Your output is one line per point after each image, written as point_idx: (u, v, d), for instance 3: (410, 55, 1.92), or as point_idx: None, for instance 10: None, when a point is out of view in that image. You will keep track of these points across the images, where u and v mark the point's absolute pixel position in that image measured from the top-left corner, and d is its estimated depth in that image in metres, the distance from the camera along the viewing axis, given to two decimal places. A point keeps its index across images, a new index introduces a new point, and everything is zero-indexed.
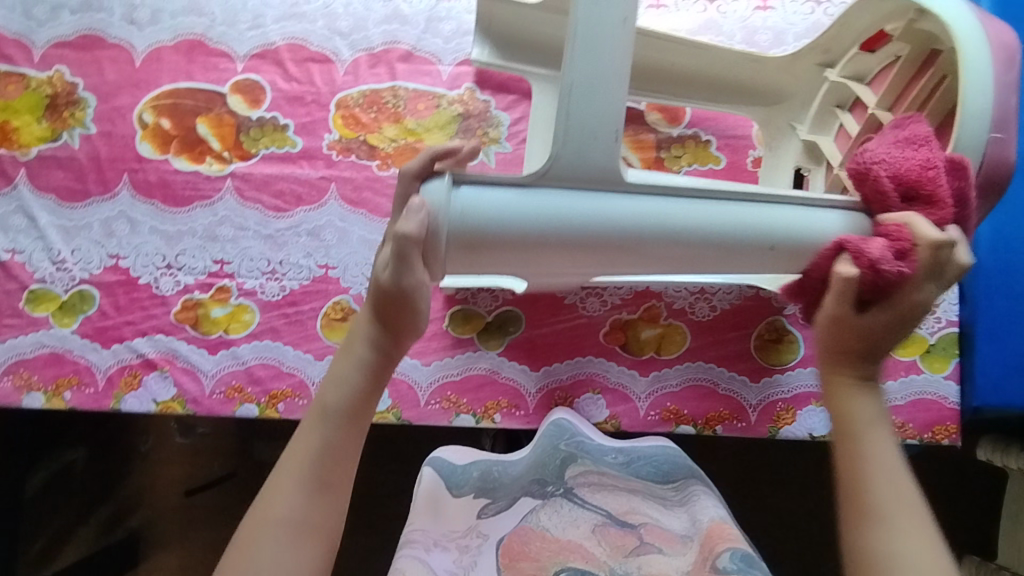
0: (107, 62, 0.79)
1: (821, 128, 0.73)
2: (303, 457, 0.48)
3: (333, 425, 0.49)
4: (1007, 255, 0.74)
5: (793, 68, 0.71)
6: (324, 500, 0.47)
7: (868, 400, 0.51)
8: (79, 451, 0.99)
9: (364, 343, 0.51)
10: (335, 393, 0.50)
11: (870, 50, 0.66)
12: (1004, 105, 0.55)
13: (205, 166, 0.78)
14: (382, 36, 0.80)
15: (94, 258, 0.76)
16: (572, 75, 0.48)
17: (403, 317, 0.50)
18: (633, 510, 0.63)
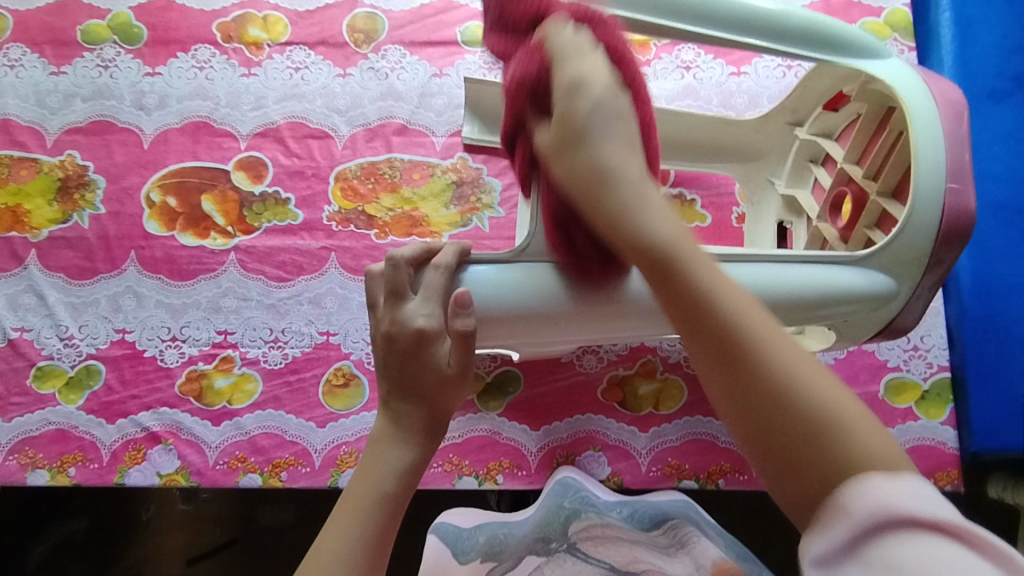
0: (117, 145, 0.83)
1: (797, 182, 0.75)
2: (340, 547, 0.45)
3: (382, 511, 0.46)
4: (990, 300, 0.75)
5: (767, 128, 0.75)
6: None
7: (700, 266, 0.40)
8: (80, 521, 0.98)
9: (401, 423, 0.49)
10: (384, 478, 0.47)
11: (833, 110, 0.70)
12: (957, 157, 0.57)
13: (209, 241, 0.80)
14: (378, 111, 0.84)
15: (101, 333, 0.78)
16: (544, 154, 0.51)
17: (442, 392, 0.50)
18: (636, 562, 0.67)
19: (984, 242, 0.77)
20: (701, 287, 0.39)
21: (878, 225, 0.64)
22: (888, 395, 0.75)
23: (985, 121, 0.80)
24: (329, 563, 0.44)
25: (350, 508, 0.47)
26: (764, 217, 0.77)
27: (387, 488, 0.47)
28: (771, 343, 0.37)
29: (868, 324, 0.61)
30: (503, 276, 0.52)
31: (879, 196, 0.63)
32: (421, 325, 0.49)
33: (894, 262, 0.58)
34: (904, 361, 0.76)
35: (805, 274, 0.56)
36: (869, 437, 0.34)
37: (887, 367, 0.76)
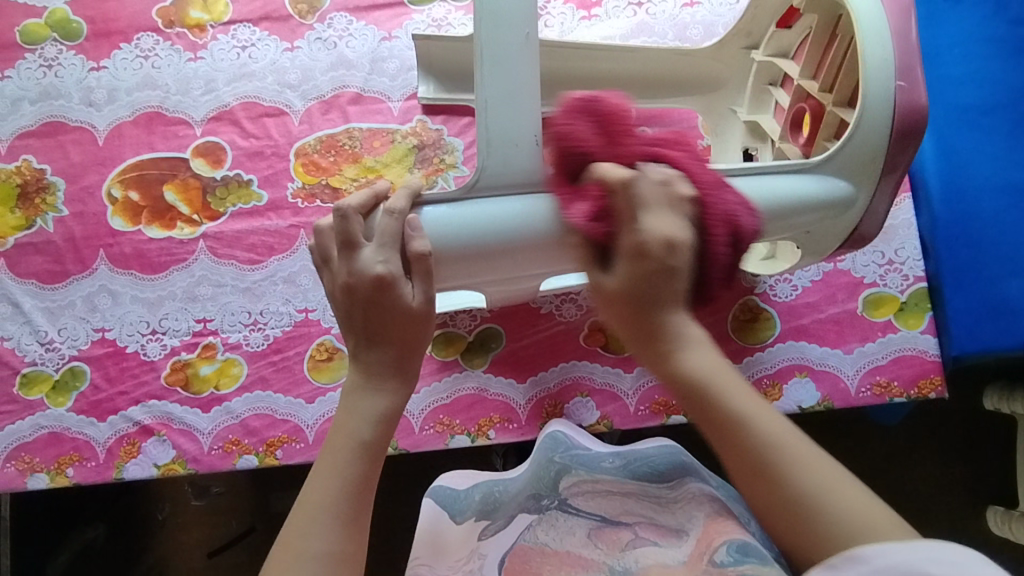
0: (72, 145, 0.82)
1: (758, 108, 0.74)
2: (325, 496, 0.47)
3: (362, 459, 0.49)
4: (960, 205, 0.75)
5: (722, 55, 0.74)
6: (356, 529, 0.47)
7: (695, 351, 0.50)
8: (99, 527, 1.00)
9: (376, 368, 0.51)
10: (360, 425, 0.50)
11: (787, 27, 0.68)
12: (905, 46, 0.56)
13: (177, 231, 0.80)
14: (330, 82, 0.83)
15: (81, 334, 0.78)
16: (484, 90, 0.50)
17: (406, 331, 0.51)
18: (628, 512, 0.62)
19: (951, 147, 0.76)
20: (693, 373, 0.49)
21: (836, 137, 0.64)
22: (866, 311, 0.76)
23: (943, 26, 0.79)
24: (315, 515, 0.47)
25: (330, 460, 0.49)
26: (728, 147, 0.77)
27: (361, 437, 0.50)
28: (748, 400, 0.48)
29: (832, 234, 0.62)
30: (455, 216, 0.52)
31: (834, 106, 0.62)
32: (379, 272, 0.49)
33: (848, 166, 0.57)
34: (880, 276, 0.76)
35: (766, 186, 0.56)
36: (845, 505, 0.44)
37: (864, 283, 0.76)
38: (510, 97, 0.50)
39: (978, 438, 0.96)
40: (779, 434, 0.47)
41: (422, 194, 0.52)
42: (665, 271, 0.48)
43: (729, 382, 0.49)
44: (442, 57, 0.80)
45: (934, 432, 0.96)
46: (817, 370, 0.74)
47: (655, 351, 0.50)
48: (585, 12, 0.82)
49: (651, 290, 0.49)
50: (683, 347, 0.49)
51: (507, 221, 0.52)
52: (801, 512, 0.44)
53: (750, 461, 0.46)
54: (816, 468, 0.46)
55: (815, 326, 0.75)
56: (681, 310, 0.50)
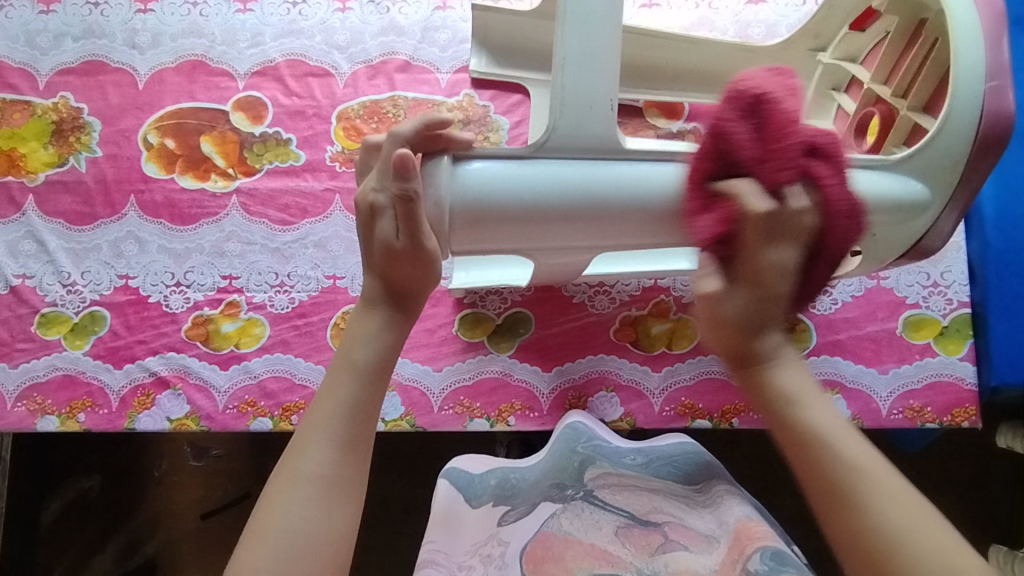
0: (111, 86, 0.81)
1: (820, 114, 0.72)
2: (331, 414, 0.46)
3: (359, 380, 0.48)
4: (1014, 233, 0.73)
5: (788, 55, 0.72)
6: (355, 451, 0.46)
7: (789, 368, 0.48)
8: (94, 479, 1.00)
9: (382, 303, 0.51)
10: (359, 346, 0.49)
11: (861, 29, 0.68)
12: (996, 54, 0.55)
13: (211, 184, 0.78)
14: (379, 47, 0.81)
15: (104, 279, 0.77)
16: (564, 48, 0.50)
17: (399, 266, 0.50)
18: (656, 511, 0.61)
19: (1005, 172, 0.75)
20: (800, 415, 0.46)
21: (906, 142, 0.63)
22: (906, 331, 0.74)
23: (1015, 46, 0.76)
24: (318, 433, 0.46)
25: (334, 380, 0.48)
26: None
27: (357, 359, 0.48)
28: (834, 427, 0.46)
29: (899, 239, 0.61)
30: (513, 174, 0.51)
31: (910, 111, 0.61)
32: (371, 200, 0.49)
33: (929, 168, 0.57)
34: (923, 298, 0.75)
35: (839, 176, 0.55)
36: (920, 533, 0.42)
37: (905, 304, 0.75)
38: (590, 57, 0.50)
39: (994, 476, 0.94)
40: (864, 460, 0.44)
41: (455, 154, 0.51)
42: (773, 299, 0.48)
43: (813, 407, 0.47)
44: (500, 31, 0.78)
45: (949, 465, 0.94)
46: (850, 388, 0.72)
47: (754, 372, 0.48)
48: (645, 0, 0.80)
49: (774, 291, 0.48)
50: (778, 364, 0.48)
51: (567, 184, 0.52)
52: (874, 556, 0.42)
53: (828, 479, 0.44)
54: (896, 496, 0.43)
55: (852, 342, 0.74)
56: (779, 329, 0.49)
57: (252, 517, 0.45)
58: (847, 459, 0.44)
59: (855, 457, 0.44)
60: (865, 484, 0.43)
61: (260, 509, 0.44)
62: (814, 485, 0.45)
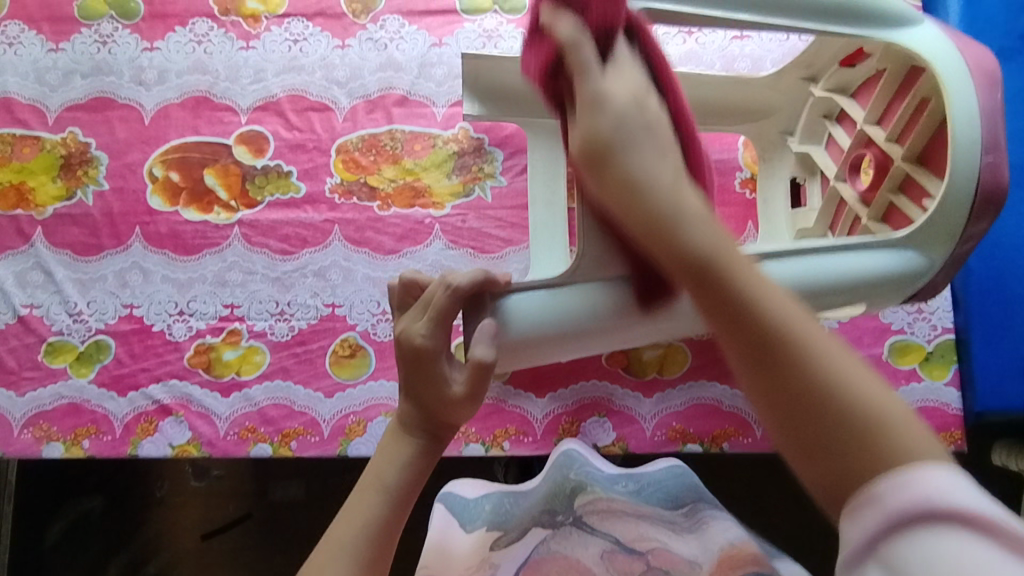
0: (118, 121, 0.83)
1: (811, 138, 0.76)
2: (352, 535, 0.46)
3: (385, 502, 0.47)
4: (996, 261, 0.75)
5: (779, 85, 0.75)
6: (373, 572, 0.46)
7: (693, 224, 0.40)
8: (97, 499, 1.01)
9: (412, 433, 0.50)
10: (388, 469, 0.48)
11: (851, 65, 0.69)
12: (992, 129, 0.58)
13: (213, 216, 0.81)
14: (377, 82, 0.84)
15: (109, 309, 0.79)
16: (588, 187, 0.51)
17: (447, 407, 0.50)
18: (643, 538, 0.61)
19: None
20: (699, 239, 0.40)
21: (900, 189, 0.66)
22: (891, 357, 0.75)
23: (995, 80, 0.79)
24: (338, 549, 0.45)
25: (359, 496, 0.48)
26: (773, 172, 0.79)
27: (389, 482, 0.48)
28: (799, 325, 0.36)
29: (897, 298, 0.63)
30: (554, 302, 0.54)
31: (905, 162, 0.63)
32: (421, 345, 0.49)
33: (926, 241, 0.60)
34: (908, 324, 0.76)
35: (845, 266, 0.59)
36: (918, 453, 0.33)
37: (891, 330, 0.76)
38: None
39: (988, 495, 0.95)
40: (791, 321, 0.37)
41: (495, 292, 0.53)
42: (632, 114, 0.45)
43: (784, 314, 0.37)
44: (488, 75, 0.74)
45: None
46: None
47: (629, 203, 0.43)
48: None
49: (612, 129, 0.45)
50: (677, 221, 0.41)
51: (609, 303, 0.54)
52: (846, 438, 0.34)
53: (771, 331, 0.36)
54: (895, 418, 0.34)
55: None
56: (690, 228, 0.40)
57: None
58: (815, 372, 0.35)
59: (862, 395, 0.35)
60: (808, 356, 0.36)
61: None
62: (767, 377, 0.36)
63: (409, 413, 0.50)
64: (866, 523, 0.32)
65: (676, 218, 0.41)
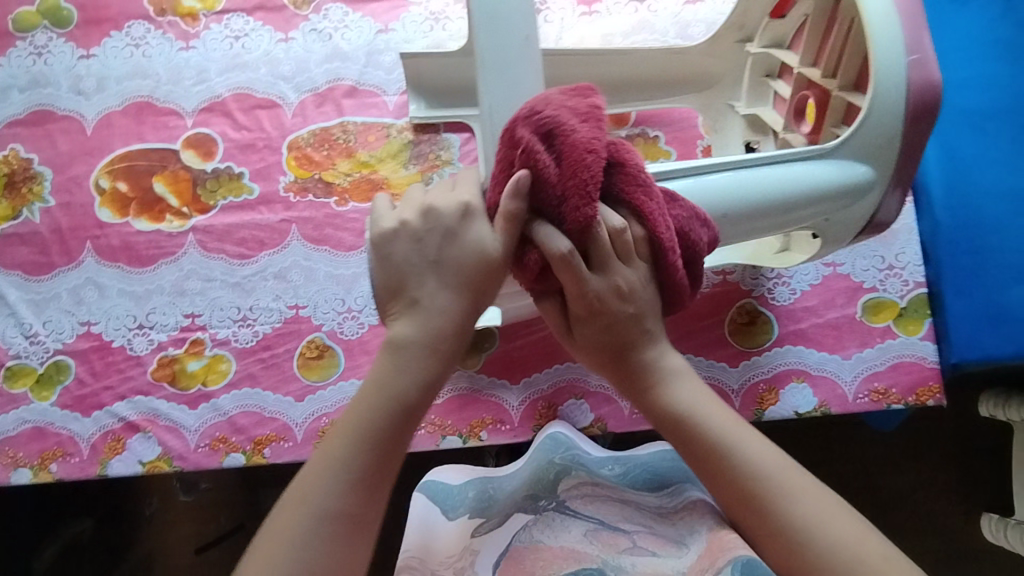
0: (59, 134, 0.81)
1: (758, 100, 0.74)
2: (359, 443, 0.48)
3: (369, 447, 0.48)
4: (961, 209, 0.74)
5: (717, 50, 0.75)
6: (373, 483, 0.48)
7: (680, 382, 0.53)
8: (86, 522, 0.97)
9: (421, 337, 0.50)
10: (404, 377, 0.49)
11: (781, 16, 0.68)
12: (914, 32, 0.56)
13: (166, 224, 0.78)
14: (325, 74, 0.82)
15: (66, 327, 0.77)
16: (488, 99, 0.55)
17: (481, 282, 0.50)
18: (626, 518, 0.61)
19: (952, 150, 0.75)
20: (687, 404, 0.52)
21: (844, 121, 0.63)
22: (865, 316, 0.74)
23: (947, 27, 0.78)
24: (334, 461, 0.48)
25: (363, 409, 0.49)
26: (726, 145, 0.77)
27: (399, 392, 0.49)
28: (735, 432, 0.51)
29: (849, 220, 0.62)
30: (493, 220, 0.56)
31: (840, 91, 0.61)
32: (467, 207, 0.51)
33: (865, 147, 0.58)
34: (880, 281, 0.75)
35: (783, 172, 0.58)
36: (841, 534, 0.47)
37: (863, 289, 0.75)
38: (513, 102, 0.55)
39: (978, 446, 0.95)
40: (772, 462, 0.50)
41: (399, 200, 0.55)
42: (623, 320, 0.51)
43: (710, 418, 0.52)
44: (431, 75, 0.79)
45: (931, 439, 0.96)
46: (815, 376, 0.73)
47: (639, 393, 0.53)
48: (586, 8, 0.81)
49: (621, 339, 0.52)
50: (668, 380, 0.53)
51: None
52: (781, 534, 0.48)
53: (740, 484, 0.50)
54: (833, 515, 0.48)
55: (814, 330, 0.74)
56: (658, 345, 0.53)
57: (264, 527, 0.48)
58: (790, 512, 0.48)
59: (839, 535, 0.47)
60: (771, 487, 0.49)
61: (279, 513, 0.48)
62: (725, 496, 0.50)
63: (405, 331, 0.50)
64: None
65: (667, 379, 0.53)
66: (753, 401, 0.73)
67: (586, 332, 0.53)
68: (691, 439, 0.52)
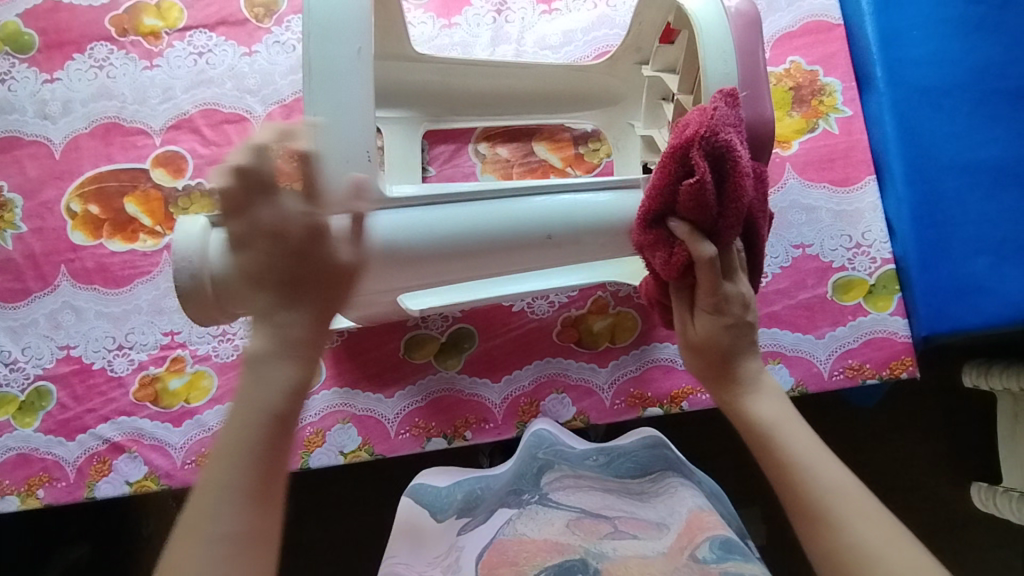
0: (28, 159, 0.80)
1: (655, 123, 0.73)
2: (236, 463, 0.43)
3: (253, 464, 0.43)
4: (924, 185, 0.75)
5: (617, 71, 0.74)
6: (269, 502, 0.43)
7: (767, 397, 0.53)
8: (82, 547, 0.98)
9: (276, 343, 0.45)
10: (266, 392, 0.44)
11: (669, 42, 0.67)
12: (750, 66, 0.55)
13: (140, 244, 0.79)
14: (290, 86, 0.82)
15: (45, 352, 0.77)
16: (314, 106, 0.50)
17: (331, 293, 0.47)
18: (608, 507, 0.62)
19: (914, 126, 0.76)
20: (764, 418, 0.52)
21: None
22: (836, 295, 0.76)
23: (900, 6, 0.78)
24: (222, 483, 0.42)
25: (234, 429, 0.44)
26: (627, 162, 0.77)
27: (266, 401, 0.44)
28: (809, 449, 0.50)
29: None
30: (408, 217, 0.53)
31: None
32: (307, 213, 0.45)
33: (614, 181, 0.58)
34: (848, 260, 0.77)
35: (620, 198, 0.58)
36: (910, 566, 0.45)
37: (833, 268, 0.77)
38: (344, 114, 0.50)
39: (959, 415, 0.97)
40: (844, 486, 0.49)
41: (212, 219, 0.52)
42: (740, 328, 0.54)
43: (792, 432, 0.52)
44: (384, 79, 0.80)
45: (914, 411, 0.97)
46: (790, 356, 0.74)
47: (730, 399, 0.54)
48: (546, 6, 0.82)
49: (726, 345, 0.53)
50: (754, 393, 0.54)
51: (456, 223, 0.55)
52: (841, 559, 0.46)
53: (808, 501, 0.48)
54: (896, 544, 0.46)
55: (787, 312, 0.75)
56: (758, 359, 0.55)
57: (162, 562, 0.43)
58: (853, 538, 0.46)
59: (903, 566, 0.45)
60: (834, 508, 0.47)
61: (174, 549, 0.42)
62: (794, 513, 0.49)
63: (258, 345, 0.45)
64: None
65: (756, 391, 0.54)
66: None
67: (700, 328, 0.53)
68: (767, 453, 0.51)
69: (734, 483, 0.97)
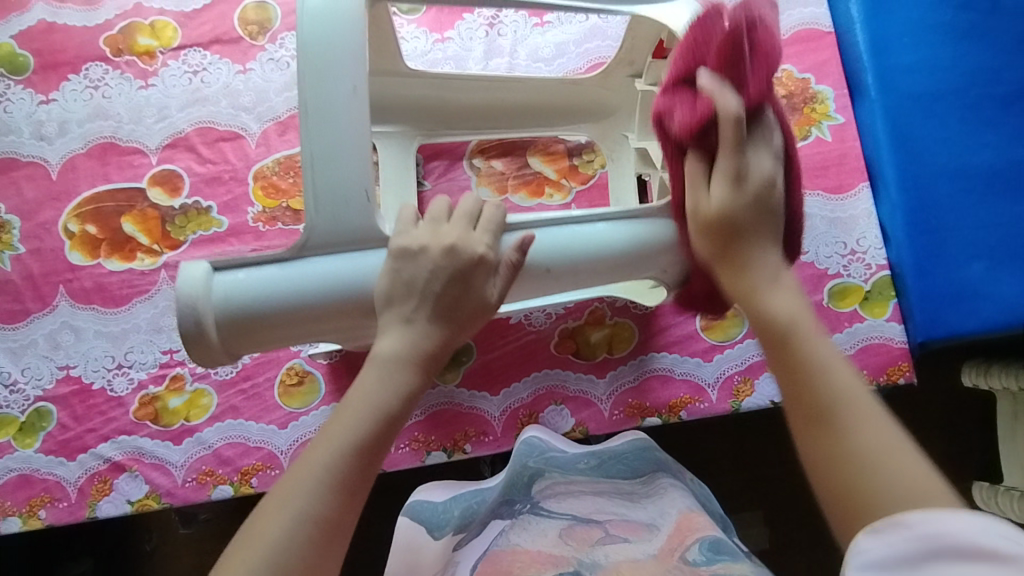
0: (24, 181, 0.81)
1: (649, 134, 0.74)
2: (325, 450, 0.45)
3: (350, 453, 0.45)
4: (917, 192, 0.75)
5: (609, 83, 0.75)
6: (351, 495, 0.45)
7: (783, 291, 0.51)
8: (85, 562, 0.96)
9: (411, 349, 0.49)
10: (386, 395, 0.47)
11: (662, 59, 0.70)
12: None
13: (138, 263, 0.79)
14: (285, 103, 0.83)
15: (45, 373, 0.77)
16: (310, 147, 0.51)
17: (462, 310, 0.51)
18: (599, 512, 0.62)
19: (905, 133, 0.76)
20: (781, 306, 0.50)
21: None
22: (832, 301, 0.76)
23: (888, 16, 0.79)
24: (311, 467, 0.44)
25: (338, 422, 0.46)
26: (622, 172, 0.78)
27: (374, 403, 0.47)
28: (828, 358, 0.47)
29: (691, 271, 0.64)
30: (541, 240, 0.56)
31: None
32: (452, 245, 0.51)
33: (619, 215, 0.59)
34: (844, 266, 0.77)
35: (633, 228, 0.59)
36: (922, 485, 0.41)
37: (828, 275, 0.77)
38: (336, 155, 0.51)
39: (958, 416, 0.97)
40: (858, 398, 0.45)
41: (215, 263, 0.52)
42: (764, 227, 0.52)
43: (810, 330, 0.48)
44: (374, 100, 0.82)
45: (915, 414, 0.97)
46: None
47: (738, 273, 0.52)
48: (538, 19, 0.83)
49: (740, 222, 0.51)
50: (768, 288, 0.51)
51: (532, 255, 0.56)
52: (847, 477, 0.43)
53: (819, 401, 0.45)
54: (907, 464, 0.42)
55: None
56: (777, 250, 0.52)
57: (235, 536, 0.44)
58: (861, 445, 0.43)
59: (907, 480, 0.41)
60: (848, 417, 0.44)
61: (248, 527, 0.43)
62: (799, 413, 0.46)
63: (389, 345, 0.49)
64: (882, 547, 0.38)
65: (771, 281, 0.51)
66: (728, 393, 0.76)
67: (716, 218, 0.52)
68: (780, 347, 0.48)
69: (735, 489, 0.98)
